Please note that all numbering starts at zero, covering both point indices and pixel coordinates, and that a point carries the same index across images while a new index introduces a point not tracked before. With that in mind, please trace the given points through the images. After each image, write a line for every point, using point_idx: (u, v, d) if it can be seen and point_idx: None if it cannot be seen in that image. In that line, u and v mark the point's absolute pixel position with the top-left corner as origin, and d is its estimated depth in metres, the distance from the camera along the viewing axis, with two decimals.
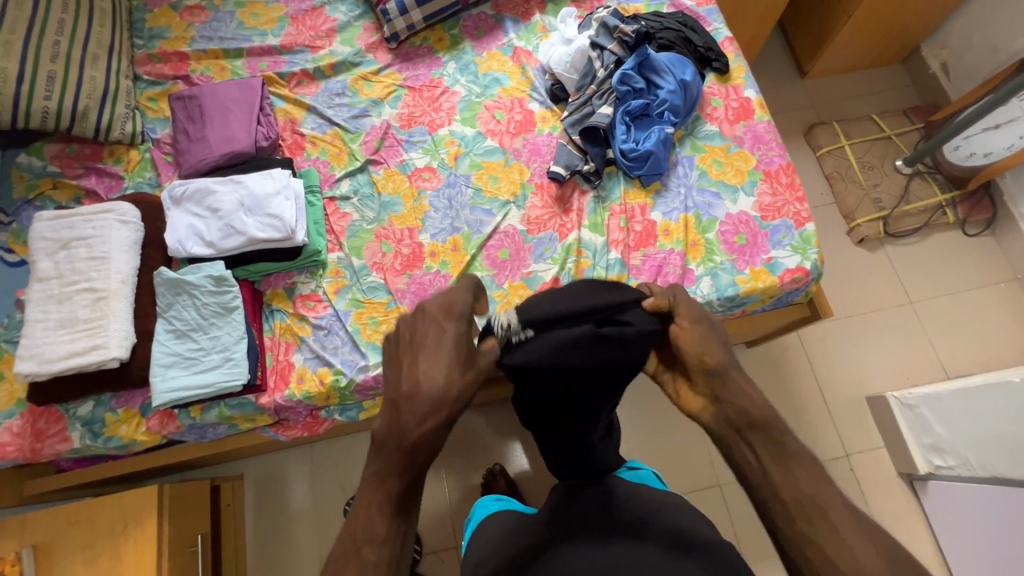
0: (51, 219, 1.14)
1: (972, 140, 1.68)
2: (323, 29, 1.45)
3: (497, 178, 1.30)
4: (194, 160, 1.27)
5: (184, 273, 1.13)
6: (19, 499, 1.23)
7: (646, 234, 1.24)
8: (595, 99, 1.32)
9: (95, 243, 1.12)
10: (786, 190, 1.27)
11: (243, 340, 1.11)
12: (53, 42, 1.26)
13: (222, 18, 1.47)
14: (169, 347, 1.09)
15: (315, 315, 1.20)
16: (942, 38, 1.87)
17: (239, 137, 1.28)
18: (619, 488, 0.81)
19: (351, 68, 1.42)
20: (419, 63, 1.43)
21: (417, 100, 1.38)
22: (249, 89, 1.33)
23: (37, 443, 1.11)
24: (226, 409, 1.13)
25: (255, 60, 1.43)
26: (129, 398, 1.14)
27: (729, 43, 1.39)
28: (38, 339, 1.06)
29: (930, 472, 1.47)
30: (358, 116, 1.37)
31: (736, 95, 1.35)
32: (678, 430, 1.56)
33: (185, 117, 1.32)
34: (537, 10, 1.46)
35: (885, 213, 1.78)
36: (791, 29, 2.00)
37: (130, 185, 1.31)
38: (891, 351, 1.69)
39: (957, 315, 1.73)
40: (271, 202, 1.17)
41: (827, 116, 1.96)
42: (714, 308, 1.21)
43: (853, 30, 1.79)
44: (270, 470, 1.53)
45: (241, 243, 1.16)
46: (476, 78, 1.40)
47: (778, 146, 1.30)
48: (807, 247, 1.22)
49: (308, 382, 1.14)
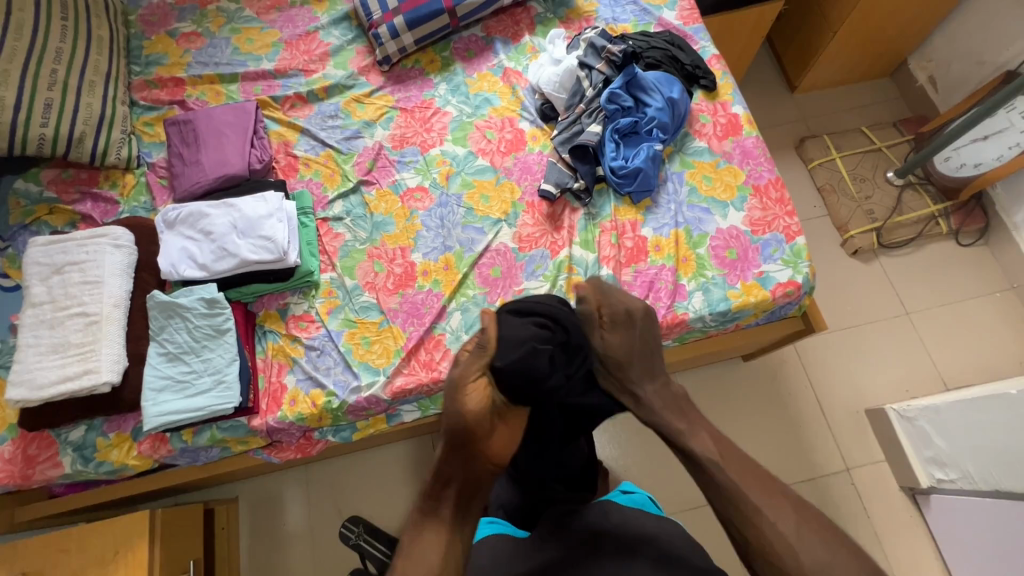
0: (45, 244, 1.15)
1: (962, 151, 1.69)
2: (317, 53, 1.48)
3: (489, 197, 1.31)
4: (189, 184, 1.29)
5: (177, 296, 1.13)
6: (11, 526, 1.22)
7: (637, 251, 1.25)
8: (584, 117, 1.34)
9: (89, 267, 1.13)
10: (776, 205, 1.27)
11: (236, 362, 1.11)
12: (51, 70, 1.28)
13: (218, 43, 1.49)
14: (161, 371, 1.09)
15: (307, 335, 1.20)
16: (927, 52, 1.89)
17: (233, 160, 1.29)
18: (613, 514, 0.82)
19: (343, 91, 1.44)
20: (410, 85, 1.45)
21: (408, 121, 1.40)
22: (244, 113, 1.35)
23: (28, 469, 1.10)
24: (218, 432, 1.13)
25: (249, 84, 1.46)
26: (122, 422, 1.13)
27: (716, 61, 1.42)
28: (30, 364, 1.06)
29: (932, 486, 1.45)
30: (351, 137, 1.39)
31: (725, 111, 1.37)
32: (674, 447, 1.54)
33: (180, 141, 1.34)
34: (527, 32, 1.49)
35: (878, 224, 1.78)
36: (779, 44, 2.03)
37: (125, 209, 1.32)
38: (888, 362, 1.68)
39: (954, 325, 1.72)
40: (264, 224, 1.18)
41: (817, 129, 1.98)
42: (706, 323, 1.21)
43: (839, 46, 1.82)
44: (266, 492, 1.51)
45: (234, 265, 1.16)
46: (467, 98, 1.42)
47: (767, 161, 1.32)
48: (798, 260, 1.22)
49: (300, 404, 1.14)
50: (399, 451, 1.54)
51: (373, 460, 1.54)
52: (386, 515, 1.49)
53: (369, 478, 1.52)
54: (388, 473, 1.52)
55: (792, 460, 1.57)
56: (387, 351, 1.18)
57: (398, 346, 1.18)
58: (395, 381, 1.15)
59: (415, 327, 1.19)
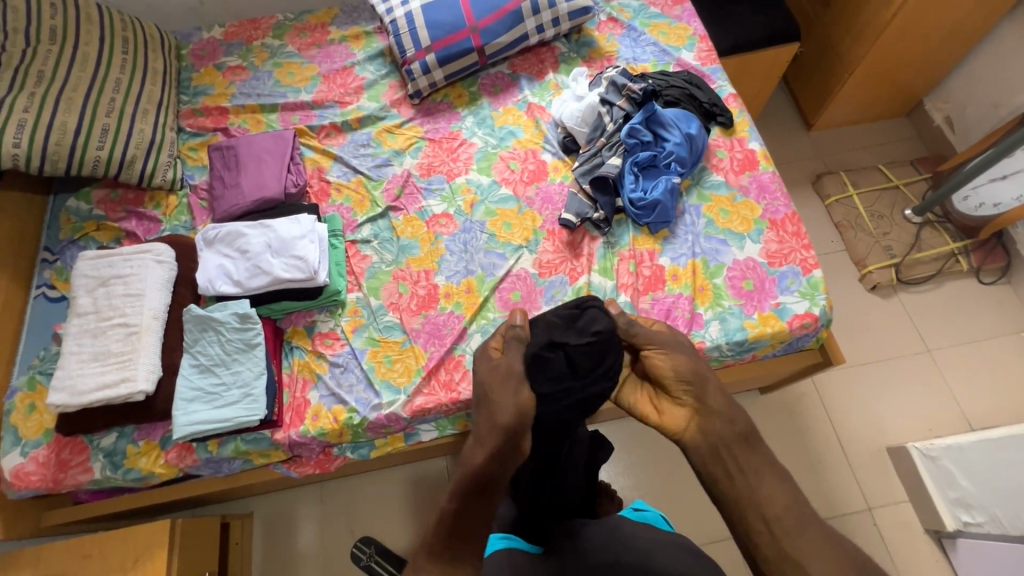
0: (94, 258, 1.22)
1: (980, 190, 1.69)
2: (352, 86, 1.57)
3: (511, 225, 1.36)
4: (228, 206, 1.36)
5: (212, 311, 1.19)
6: (36, 530, 1.25)
7: (655, 279, 1.28)
8: (604, 150, 1.39)
9: (132, 281, 1.19)
10: (792, 238, 1.30)
11: (263, 376, 1.16)
12: (110, 98, 1.38)
13: (261, 76, 1.60)
14: (193, 382, 1.14)
15: (332, 352, 1.24)
16: (943, 93, 1.93)
17: (270, 184, 1.37)
18: (624, 526, 0.86)
19: (376, 122, 1.53)
20: (440, 117, 1.53)
21: (436, 151, 1.47)
22: (282, 140, 1.43)
23: (60, 473, 1.14)
24: (242, 443, 1.16)
25: (289, 114, 1.55)
26: (151, 430, 1.17)
27: (733, 99, 1.47)
28: (72, 370, 1.12)
29: (958, 529, 1.41)
30: (381, 165, 1.46)
31: (741, 147, 1.42)
32: (689, 479, 1.53)
33: (222, 165, 1.42)
34: (551, 69, 1.57)
35: (896, 260, 1.79)
36: (794, 84, 2.09)
37: (167, 227, 1.40)
38: (910, 400, 1.66)
39: (977, 364, 1.70)
40: (297, 245, 1.24)
41: (833, 166, 2.01)
42: (723, 353, 1.22)
43: (854, 87, 1.87)
44: (280, 508, 1.53)
45: (266, 282, 1.22)
46: (492, 131, 1.49)
47: (783, 196, 1.35)
48: (815, 293, 1.24)
49: (322, 419, 1.17)
50: (413, 473, 1.55)
51: (387, 481, 1.55)
52: (398, 537, 1.49)
53: (383, 499, 1.53)
54: (402, 495, 1.53)
55: (811, 497, 1.53)
56: (408, 370, 1.21)
57: (419, 366, 1.21)
58: (415, 400, 1.18)
59: (436, 348, 1.23)
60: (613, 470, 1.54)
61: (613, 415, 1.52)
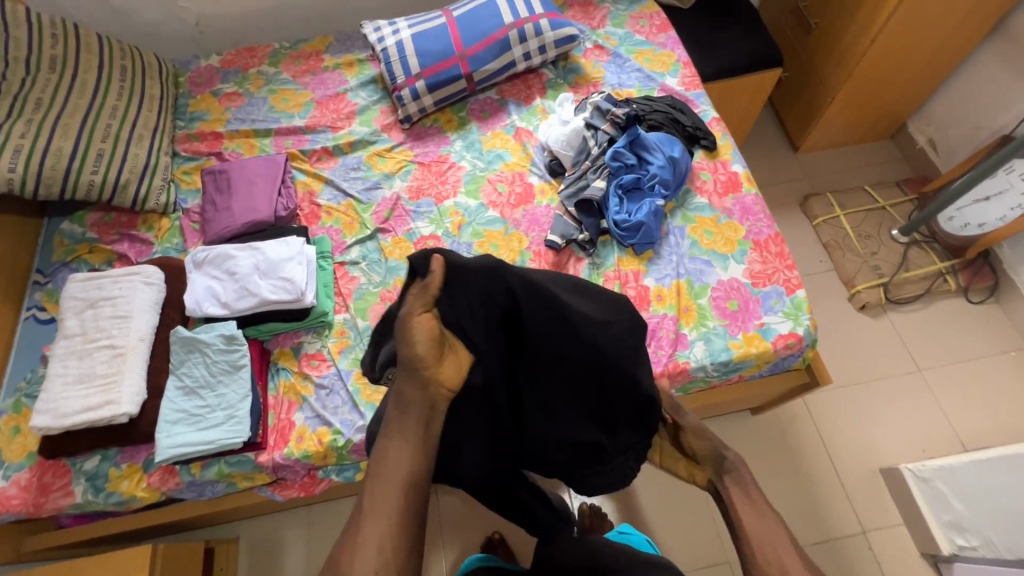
0: (83, 280, 1.23)
1: (965, 211, 1.72)
2: (345, 112, 1.61)
3: (497, 246, 1.37)
4: (219, 228, 1.38)
5: (198, 332, 1.20)
6: (16, 556, 1.23)
7: (640, 300, 1.28)
8: (589, 173, 1.42)
9: (120, 303, 1.20)
10: (775, 259, 1.31)
11: (248, 398, 1.16)
12: (106, 124, 1.41)
13: (256, 102, 1.64)
14: (177, 405, 1.14)
15: (318, 374, 1.24)
16: (926, 116, 1.97)
17: (261, 207, 1.39)
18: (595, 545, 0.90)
19: (367, 146, 1.56)
20: (429, 141, 1.56)
21: (425, 174, 1.50)
22: (274, 164, 1.46)
23: (41, 497, 1.13)
24: (225, 466, 1.16)
25: (281, 138, 1.58)
26: (134, 453, 1.16)
27: (716, 123, 1.51)
28: (56, 393, 1.12)
29: (954, 553, 1.38)
30: (371, 188, 1.49)
31: (725, 169, 1.44)
32: (681, 500, 1.52)
33: (214, 189, 1.44)
34: (538, 95, 1.61)
35: (885, 280, 1.80)
36: (780, 108, 2.13)
37: (159, 250, 1.41)
38: (902, 420, 1.65)
39: (969, 384, 1.69)
40: (285, 266, 1.26)
41: (820, 187, 2.04)
42: (709, 373, 1.22)
43: (837, 111, 1.91)
44: (267, 533, 1.51)
45: (254, 304, 1.23)
46: (481, 154, 1.52)
47: (766, 217, 1.37)
48: (799, 313, 1.25)
49: (306, 442, 1.17)
50: None
51: None
52: None
53: None
54: None
55: (804, 521, 1.51)
56: None
57: None
58: None
59: None
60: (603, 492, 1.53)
61: None
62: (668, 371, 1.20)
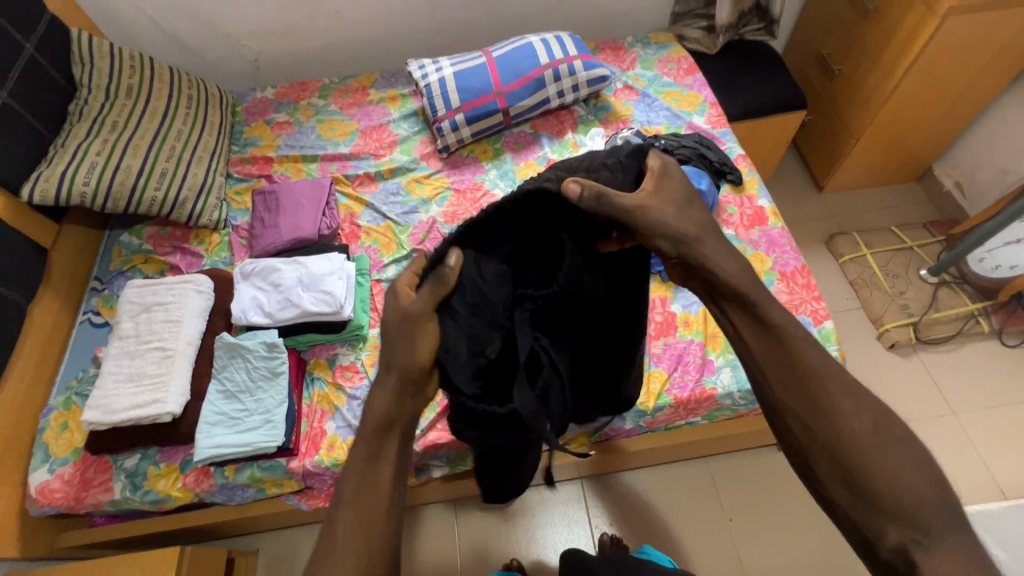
0: (140, 286, 1.31)
1: (996, 253, 1.72)
2: (387, 141, 1.71)
3: None
4: (266, 244, 1.47)
5: (242, 339, 1.25)
6: (50, 552, 1.27)
7: (666, 325, 1.30)
8: None
9: (173, 308, 1.28)
10: (802, 290, 1.33)
11: (284, 404, 1.20)
12: (171, 146, 1.54)
13: (305, 131, 1.76)
14: (218, 407, 1.19)
15: (351, 385, 1.28)
16: (952, 160, 2.00)
17: (306, 225, 1.47)
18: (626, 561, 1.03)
19: (406, 173, 1.65)
20: (465, 170, 1.64)
21: (460, 201, 1.57)
22: (321, 187, 1.56)
23: (83, 492, 1.18)
24: (258, 470, 1.19)
25: (327, 164, 1.68)
26: (173, 453, 1.21)
27: (742, 159, 1.56)
28: (107, 390, 1.18)
29: None
30: (408, 212, 1.56)
31: (750, 204, 1.49)
32: (705, 535, 1.49)
33: (263, 208, 1.54)
34: (570, 129, 1.70)
35: (914, 319, 1.79)
36: (804, 149, 2.18)
37: (208, 262, 1.50)
38: (937, 464, 1.60)
39: (1008, 429, 1.64)
40: (326, 280, 1.32)
41: (846, 226, 2.06)
42: (736, 400, 1.23)
43: (861, 152, 1.95)
44: (287, 546, 1.52)
45: (295, 314, 1.28)
46: (514, 183, 1.59)
47: (792, 249, 1.40)
48: (827, 344, 1.25)
49: (337, 450, 1.20)
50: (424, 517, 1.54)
51: None
52: None
53: None
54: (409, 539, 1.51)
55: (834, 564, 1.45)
56: None
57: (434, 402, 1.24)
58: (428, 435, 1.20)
59: None
60: (625, 523, 1.51)
61: (624, 465, 1.51)
62: (694, 396, 1.21)
